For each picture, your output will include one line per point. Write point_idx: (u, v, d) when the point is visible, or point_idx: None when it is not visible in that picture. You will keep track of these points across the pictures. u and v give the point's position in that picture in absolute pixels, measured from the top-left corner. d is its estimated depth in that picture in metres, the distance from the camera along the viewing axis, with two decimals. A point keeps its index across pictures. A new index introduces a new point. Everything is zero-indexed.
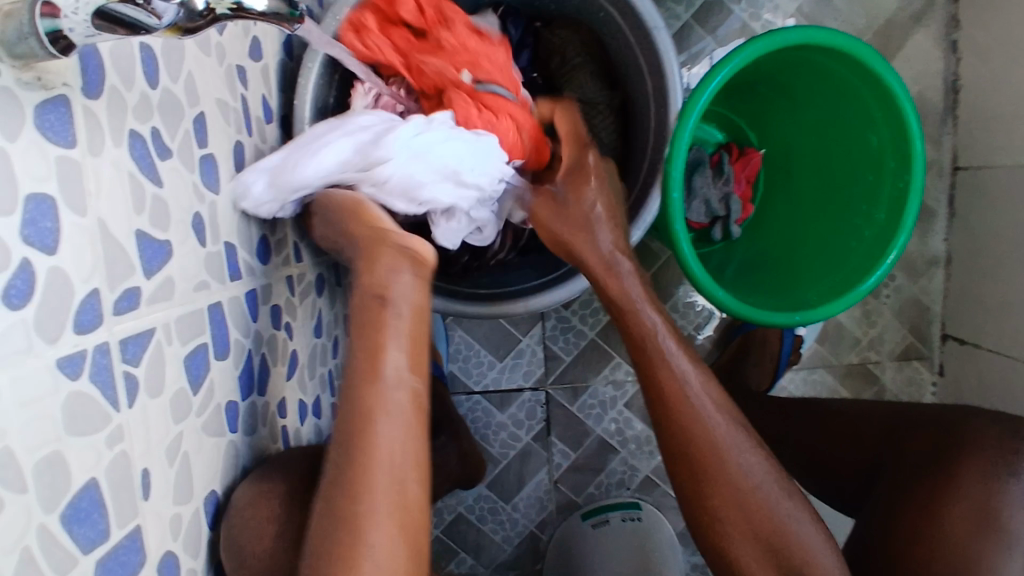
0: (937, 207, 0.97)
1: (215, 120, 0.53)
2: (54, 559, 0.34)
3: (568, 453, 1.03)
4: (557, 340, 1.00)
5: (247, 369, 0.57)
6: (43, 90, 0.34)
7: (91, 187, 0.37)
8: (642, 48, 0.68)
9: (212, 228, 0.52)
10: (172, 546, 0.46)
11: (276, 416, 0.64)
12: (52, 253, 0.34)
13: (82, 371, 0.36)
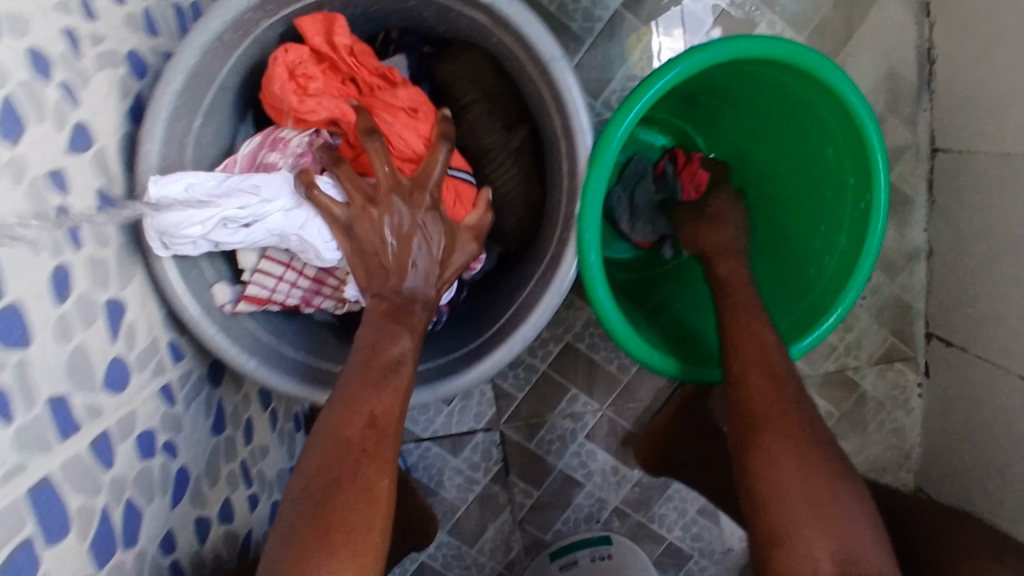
0: (916, 195, 0.86)
1: (15, 257, 0.43)
2: None
3: (530, 492, 0.95)
4: (507, 376, 0.92)
5: (102, 531, 0.49)
6: None
7: None
8: (543, 80, 0.56)
9: (23, 394, 0.43)
10: None
11: (159, 557, 0.56)
12: None
13: None
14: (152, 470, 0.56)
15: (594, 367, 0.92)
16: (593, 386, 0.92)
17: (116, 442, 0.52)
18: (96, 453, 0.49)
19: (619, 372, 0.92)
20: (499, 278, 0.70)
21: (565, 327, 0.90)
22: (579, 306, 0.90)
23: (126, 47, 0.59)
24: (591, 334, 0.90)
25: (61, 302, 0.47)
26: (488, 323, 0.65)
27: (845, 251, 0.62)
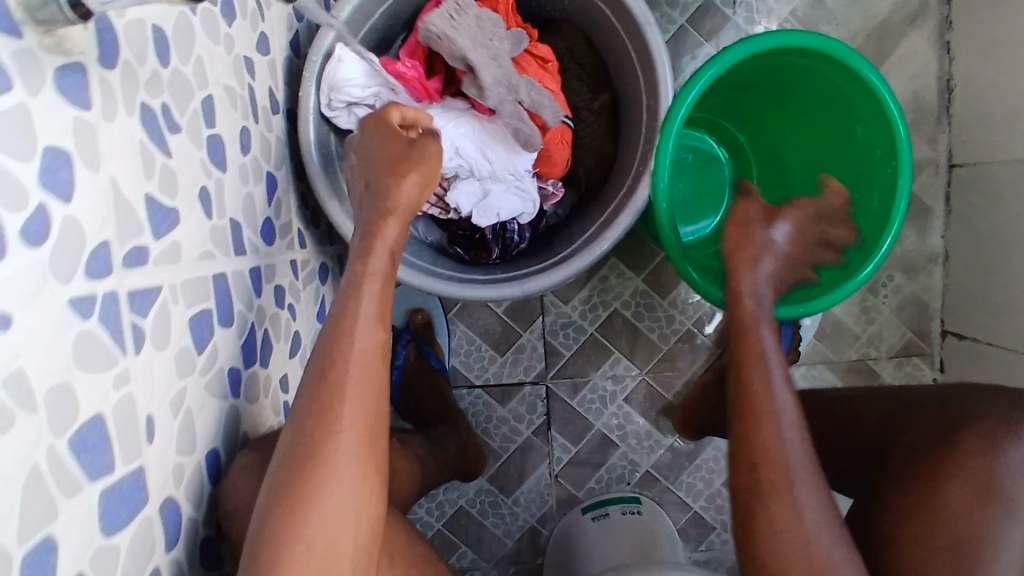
0: (934, 204, 0.98)
1: (221, 104, 0.57)
2: (61, 485, 0.36)
3: (568, 447, 1.04)
4: (558, 335, 1.02)
5: (248, 340, 0.59)
6: (64, 55, 0.37)
7: (103, 148, 0.40)
8: (632, 40, 0.71)
9: (218, 203, 0.55)
10: (174, 495, 0.46)
11: (279, 391, 0.66)
12: (67, 201, 0.37)
13: (90, 313, 0.39)
14: (281, 317, 0.67)
15: (637, 334, 1.02)
16: (635, 352, 1.02)
17: (263, 280, 0.63)
18: (251, 277, 0.61)
19: (659, 341, 1.02)
20: (567, 219, 0.83)
21: (614, 294, 1.01)
22: (627, 276, 1.01)
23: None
24: (637, 304, 1.01)
25: (244, 154, 0.61)
26: (561, 247, 0.77)
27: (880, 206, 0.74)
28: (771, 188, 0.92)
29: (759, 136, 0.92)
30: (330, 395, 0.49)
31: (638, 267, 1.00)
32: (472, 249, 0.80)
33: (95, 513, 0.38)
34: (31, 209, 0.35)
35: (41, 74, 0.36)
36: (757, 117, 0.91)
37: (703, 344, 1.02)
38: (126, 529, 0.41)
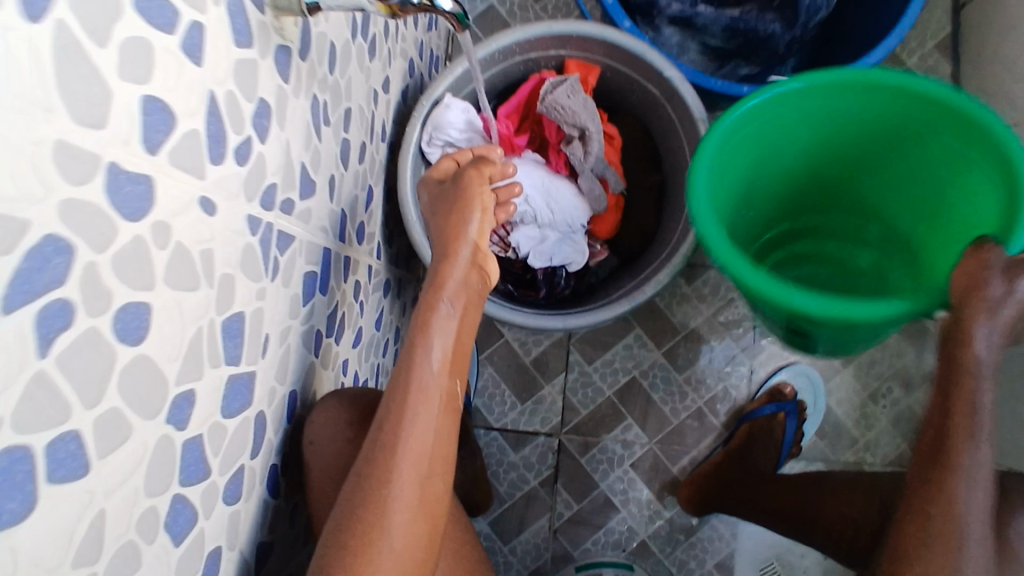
0: (935, 329, 1.08)
1: (355, 117, 0.69)
2: (210, 355, 0.43)
3: (570, 504, 1.08)
4: (577, 393, 1.09)
5: (332, 313, 0.68)
6: (285, 39, 0.49)
7: (288, 115, 0.52)
8: (688, 132, 0.84)
9: (338, 192, 0.66)
10: (265, 412, 0.53)
11: (340, 372, 0.73)
12: (263, 141, 0.47)
13: (255, 232, 0.48)
14: (354, 307, 0.76)
15: (651, 404, 1.09)
16: (646, 421, 1.08)
17: (350, 269, 0.73)
18: (344, 262, 0.70)
19: (670, 414, 1.08)
20: (607, 276, 0.93)
21: (634, 363, 1.09)
22: (648, 348, 1.09)
23: (414, 50, 0.88)
24: (654, 375, 1.09)
25: (360, 164, 0.73)
26: (600, 296, 0.88)
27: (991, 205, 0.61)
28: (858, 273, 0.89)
29: (851, 217, 0.85)
30: (402, 421, 0.58)
31: (660, 341, 1.09)
32: (521, 286, 0.89)
33: (220, 392, 0.45)
34: (243, 137, 0.45)
35: (268, 45, 0.47)
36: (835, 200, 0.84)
37: (712, 424, 1.08)
38: (234, 419, 0.48)
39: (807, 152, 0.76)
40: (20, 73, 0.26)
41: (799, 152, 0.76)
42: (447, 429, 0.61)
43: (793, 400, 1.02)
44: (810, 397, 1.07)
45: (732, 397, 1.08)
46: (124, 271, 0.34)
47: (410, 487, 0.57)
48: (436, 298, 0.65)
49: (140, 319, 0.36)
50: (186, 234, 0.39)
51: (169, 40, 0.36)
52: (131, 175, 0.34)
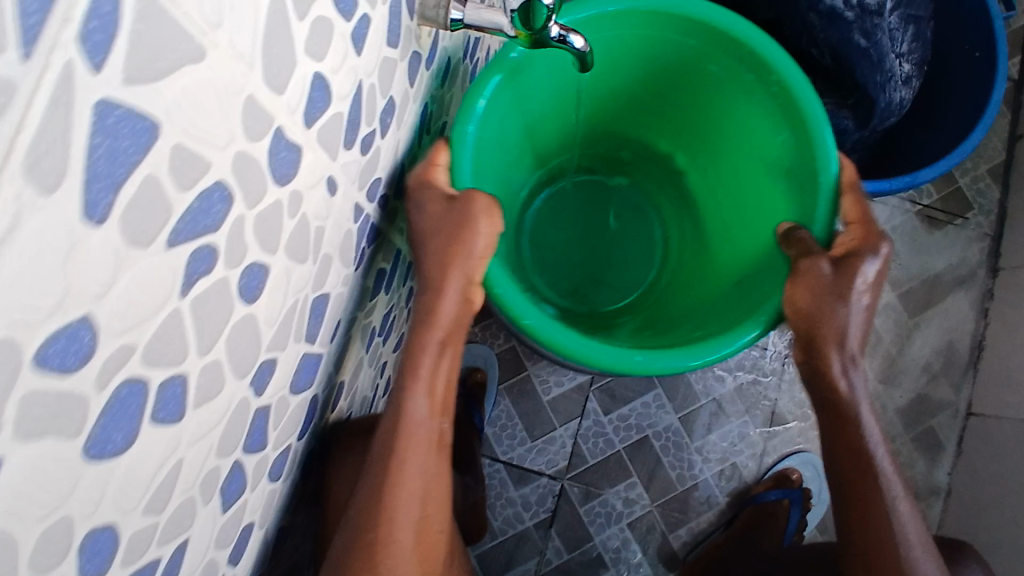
0: (947, 443, 1.09)
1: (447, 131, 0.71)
2: (297, 329, 0.44)
3: (560, 552, 1.06)
4: (588, 440, 1.09)
5: (388, 314, 0.69)
6: (419, 45, 0.52)
7: (405, 115, 0.53)
8: None
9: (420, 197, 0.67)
10: (319, 395, 0.53)
11: (378, 374, 0.73)
12: (383, 136, 0.49)
13: (356, 221, 0.49)
14: (405, 311, 0.76)
15: (658, 466, 1.08)
16: (651, 482, 1.08)
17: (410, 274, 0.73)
18: (407, 268, 0.71)
19: (676, 480, 1.08)
20: None
21: (650, 422, 1.09)
22: (666, 410, 1.09)
23: None
24: (666, 438, 1.09)
25: None
26: None
27: (778, 260, 0.68)
28: (556, 286, 0.98)
29: (625, 148, 0.96)
30: (399, 469, 0.59)
31: (678, 405, 1.09)
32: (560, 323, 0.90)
33: (294, 367, 0.46)
34: (370, 129, 0.46)
35: (408, 50, 0.49)
36: (602, 134, 0.93)
37: (717, 500, 1.07)
38: (298, 396, 0.48)
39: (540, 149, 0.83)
40: (243, 25, 0.28)
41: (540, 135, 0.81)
42: (438, 472, 0.61)
43: (799, 488, 1.02)
44: (815, 486, 1.06)
45: (741, 476, 1.08)
46: (260, 230, 0.35)
47: (410, 528, 0.59)
48: (431, 310, 0.59)
49: (258, 279, 0.36)
50: (312, 209, 0.40)
51: (345, 25, 0.38)
52: (289, 143, 0.35)
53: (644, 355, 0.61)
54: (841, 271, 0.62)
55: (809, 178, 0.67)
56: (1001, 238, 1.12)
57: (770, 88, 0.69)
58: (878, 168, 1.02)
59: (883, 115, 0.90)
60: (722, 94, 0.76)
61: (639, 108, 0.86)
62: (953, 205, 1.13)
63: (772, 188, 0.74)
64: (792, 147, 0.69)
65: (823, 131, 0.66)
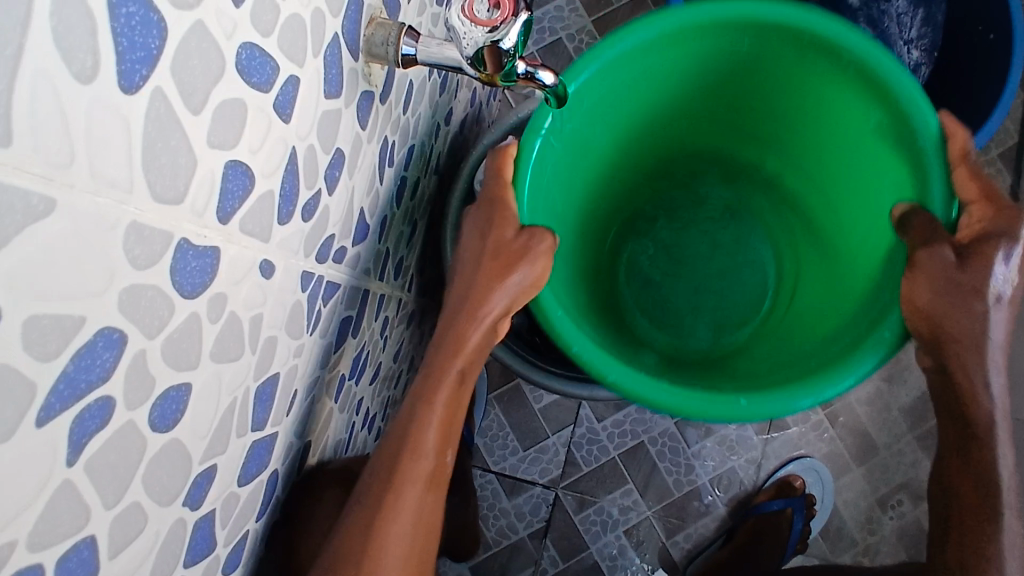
0: None
1: (416, 153, 0.65)
2: (239, 424, 0.40)
3: (556, 561, 1.04)
4: (582, 448, 1.06)
5: (359, 354, 0.64)
6: (368, 83, 0.46)
7: (359, 160, 0.48)
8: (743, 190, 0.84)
9: (386, 233, 0.62)
10: (277, 468, 0.49)
11: (353, 412, 0.69)
12: (331, 193, 0.44)
13: (306, 289, 0.44)
14: (379, 343, 0.72)
15: (655, 472, 1.06)
16: (647, 488, 1.05)
17: (383, 305, 0.69)
18: (379, 301, 0.67)
19: (673, 485, 1.06)
20: None
21: (645, 427, 1.06)
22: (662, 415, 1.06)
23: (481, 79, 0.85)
24: (663, 443, 1.06)
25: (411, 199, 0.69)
26: None
27: (900, 261, 0.61)
28: (661, 330, 0.88)
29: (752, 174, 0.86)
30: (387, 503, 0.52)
31: None
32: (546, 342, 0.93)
33: (241, 460, 0.42)
34: (313, 191, 0.41)
35: (355, 92, 0.44)
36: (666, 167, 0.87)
37: (716, 508, 1.06)
38: (248, 485, 0.44)
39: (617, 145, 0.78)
40: (106, 150, 0.23)
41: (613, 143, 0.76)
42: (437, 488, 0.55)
43: (801, 496, 1.01)
44: (818, 491, 1.04)
45: (740, 483, 1.06)
46: (172, 353, 0.31)
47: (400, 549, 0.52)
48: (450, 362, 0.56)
49: (176, 404, 0.32)
50: (242, 302, 0.36)
51: (264, 97, 0.32)
52: (200, 250, 0.30)
53: (654, 381, 0.58)
54: (967, 259, 0.56)
55: (902, 133, 0.61)
56: None
57: (801, 48, 0.64)
58: None
59: None
60: (850, 128, 0.68)
61: (759, 135, 0.80)
62: None
63: (878, 182, 0.67)
64: (888, 126, 0.63)
65: (915, 99, 0.60)
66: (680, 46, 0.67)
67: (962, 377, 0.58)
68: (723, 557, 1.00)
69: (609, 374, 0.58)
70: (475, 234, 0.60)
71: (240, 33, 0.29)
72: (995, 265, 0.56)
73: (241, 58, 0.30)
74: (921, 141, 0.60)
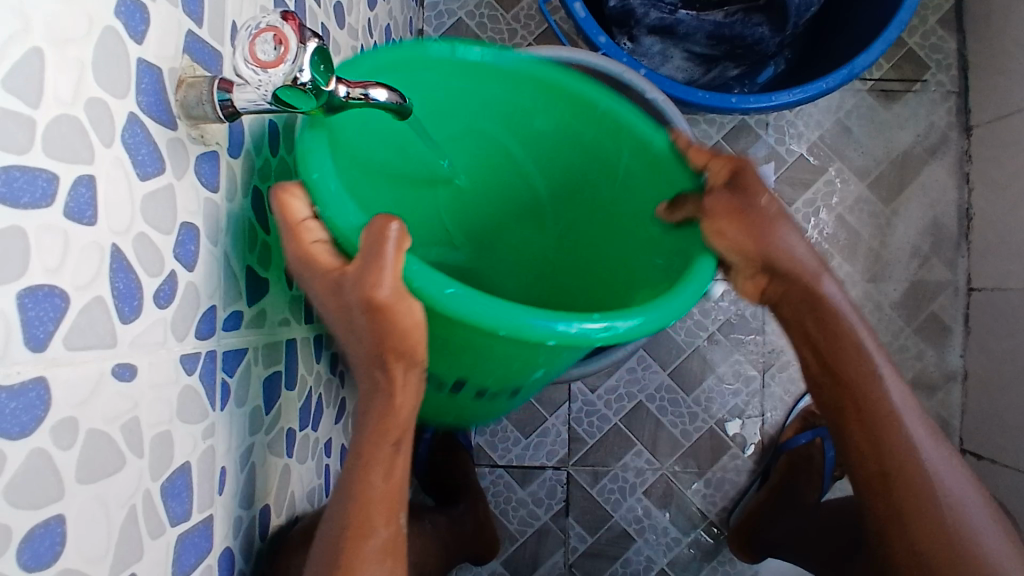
0: (953, 324, 1.04)
1: None
2: (150, 526, 0.39)
3: (584, 537, 1.04)
4: (582, 422, 1.05)
5: (306, 404, 0.63)
6: (203, 145, 0.43)
7: (223, 225, 0.46)
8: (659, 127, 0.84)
9: (297, 276, 0.60)
10: (230, 545, 0.49)
11: (322, 455, 0.69)
12: (191, 269, 0.42)
13: (195, 371, 0.43)
14: (332, 383, 0.71)
15: (660, 427, 1.05)
16: (657, 445, 1.04)
17: (324, 344, 0.68)
18: (316, 344, 0.65)
19: (681, 436, 1.04)
20: None
21: (640, 386, 1.05)
22: (654, 369, 1.05)
23: None
24: (661, 398, 1.05)
25: None
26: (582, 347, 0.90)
27: (677, 258, 0.61)
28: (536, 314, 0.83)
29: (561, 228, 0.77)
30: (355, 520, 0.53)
31: (666, 362, 1.05)
32: None
33: (170, 558, 0.41)
34: (164, 276, 0.39)
35: (186, 160, 0.42)
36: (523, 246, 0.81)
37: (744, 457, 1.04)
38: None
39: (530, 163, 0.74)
40: None
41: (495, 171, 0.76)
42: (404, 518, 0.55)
43: (828, 423, 0.98)
44: None
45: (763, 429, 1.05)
46: (20, 496, 0.30)
47: None
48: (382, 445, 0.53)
49: (54, 537, 0.32)
50: (102, 415, 0.35)
51: (45, 214, 0.31)
52: (17, 390, 0.29)
53: (457, 284, 0.45)
54: (738, 189, 0.55)
55: (641, 151, 0.63)
56: (966, 91, 1.06)
57: (601, 119, 0.64)
58: (818, 61, 0.93)
59: (802, 9, 0.84)
60: (618, 150, 0.65)
61: (558, 177, 0.73)
62: (909, 69, 1.06)
63: (636, 224, 0.68)
64: (607, 132, 0.64)
65: (617, 102, 0.62)
66: (472, 66, 0.62)
67: (788, 308, 0.60)
68: (762, 498, 0.96)
69: (446, 291, 0.45)
70: (367, 332, 0.48)
71: None
72: (761, 197, 0.56)
73: None
74: (653, 152, 0.62)
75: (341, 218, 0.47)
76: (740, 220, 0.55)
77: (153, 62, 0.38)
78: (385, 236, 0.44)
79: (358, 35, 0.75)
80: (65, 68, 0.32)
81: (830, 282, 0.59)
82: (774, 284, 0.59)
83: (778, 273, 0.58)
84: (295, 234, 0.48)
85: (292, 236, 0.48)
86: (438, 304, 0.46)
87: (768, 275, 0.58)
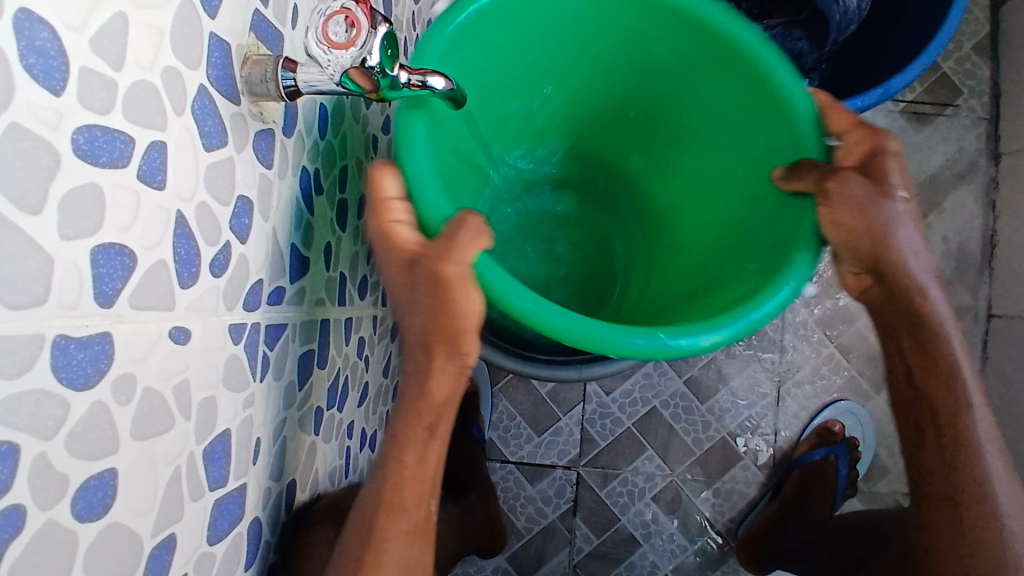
0: (972, 349, 1.04)
1: (351, 176, 0.64)
2: (191, 488, 0.40)
3: (590, 538, 1.04)
4: (595, 424, 1.06)
5: (334, 384, 0.64)
6: (262, 122, 0.45)
7: (274, 201, 0.47)
8: None
9: (333, 258, 0.61)
10: (259, 515, 0.50)
11: (344, 437, 0.70)
12: (244, 242, 0.43)
13: (240, 341, 0.44)
14: (358, 367, 0.72)
15: (673, 433, 1.05)
16: (668, 451, 1.05)
17: (353, 328, 0.69)
18: (346, 326, 0.67)
19: (693, 444, 1.05)
20: None
21: (655, 391, 1.06)
22: (669, 376, 1.06)
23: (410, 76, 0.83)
24: (675, 405, 1.06)
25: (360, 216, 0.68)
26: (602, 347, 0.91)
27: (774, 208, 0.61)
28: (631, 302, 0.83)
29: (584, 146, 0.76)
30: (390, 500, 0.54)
31: (682, 369, 1.06)
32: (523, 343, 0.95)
33: (205, 521, 0.42)
34: (219, 246, 0.40)
35: (245, 135, 0.43)
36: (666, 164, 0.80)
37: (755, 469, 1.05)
38: (221, 542, 0.44)
39: (614, 83, 0.75)
40: None
41: (604, 90, 0.76)
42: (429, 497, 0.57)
43: (843, 441, 0.98)
44: (859, 432, 1.03)
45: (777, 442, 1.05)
46: (79, 447, 0.31)
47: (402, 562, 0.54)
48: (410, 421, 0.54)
49: (106, 489, 0.33)
50: (156, 375, 0.36)
51: (121, 173, 0.32)
52: (84, 341, 0.30)
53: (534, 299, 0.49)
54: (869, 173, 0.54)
55: (743, 64, 0.62)
56: (997, 118, 1.06)
57: (716, 42, 0.63)
58: (852, 79, 0.93)
59: (843, 25, 0.84)
60: (733, 77, 0.64)
61: (628, 100, 0.77)
62: (941, 93, 1.06)
63: (744, 171, 0.67)
64: (773, 137, 0.62)
65: (788, 84, 0.59)
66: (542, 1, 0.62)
67: (889, 316, 0.57)
68: (773, 512, 0.96)
69: (527, 304, 0.49)
70: (419, 313, 0.50)
71: (69, 119, 0.29)
72: (893, 193, 0.53)
73: (78, 144, 0.29)
74: (792, 108, 0.60)
75: (429, 204, 0.50)
76: (860, 213, 0.53)
77: (223, 37, 0.39)
78: (463, 227, 0.48)
79: (403, 26, 0.76)
80: (147, 35, 0.33)
81: (922, 265, 0.54)
82: (862, 265, 0.55)
83: (889, 264, 0.54)
84: (378, 210, 0.50)
85: (376, 204, 0.50)
86: (518, 314, 0.49)
87: (875, 271, 0.55)
